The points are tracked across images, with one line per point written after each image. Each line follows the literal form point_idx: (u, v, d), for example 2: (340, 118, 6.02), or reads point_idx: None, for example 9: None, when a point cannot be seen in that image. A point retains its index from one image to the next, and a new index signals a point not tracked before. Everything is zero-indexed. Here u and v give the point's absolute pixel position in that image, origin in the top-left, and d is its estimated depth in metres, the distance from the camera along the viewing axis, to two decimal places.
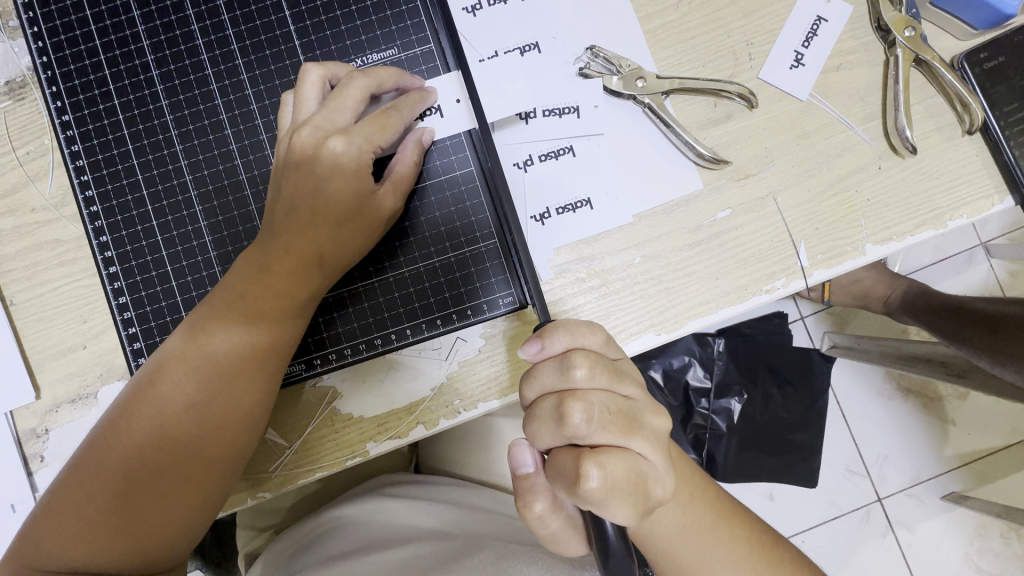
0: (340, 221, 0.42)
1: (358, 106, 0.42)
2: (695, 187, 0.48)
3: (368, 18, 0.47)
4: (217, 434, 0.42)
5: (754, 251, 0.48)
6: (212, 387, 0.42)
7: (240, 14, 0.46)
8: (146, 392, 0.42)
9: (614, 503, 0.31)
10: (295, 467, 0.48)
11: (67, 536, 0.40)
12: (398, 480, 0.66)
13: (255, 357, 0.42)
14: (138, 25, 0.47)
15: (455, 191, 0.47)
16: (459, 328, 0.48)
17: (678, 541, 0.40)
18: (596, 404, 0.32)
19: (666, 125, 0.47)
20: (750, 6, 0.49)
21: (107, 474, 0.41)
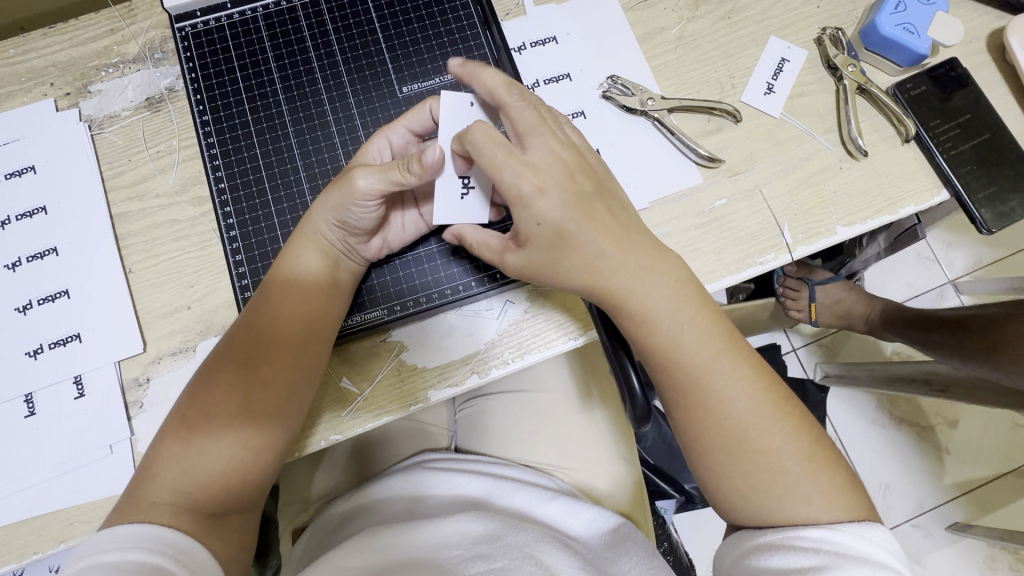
0: (331, 204, 0.49)
1: (417, 123, 0.52)
2: (696, 180, 0.60)
3: (446, 49, 0.57)
4: (268, 398, 0.48)
5: (748, 231, 0.59)
6: (269, 351, 0.49)
7: (344, 34, 0.57)
8: (215, 360, 0.49)
9: (537, 136, 0.47)
10: (366, 410, 0.55)
11: (155, 492, 0.45)
12: (439, 458, 0.71)
13: (303, 319, 0.50)
14: (265, 38, 0.57)
15: None
16: (511, 289, 0.57)
17: (687, 364, 0.47)
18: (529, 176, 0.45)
19: (672, 134, 0.60)
20: (730, 50, 0.64)
21: (186, 435, 0.47)
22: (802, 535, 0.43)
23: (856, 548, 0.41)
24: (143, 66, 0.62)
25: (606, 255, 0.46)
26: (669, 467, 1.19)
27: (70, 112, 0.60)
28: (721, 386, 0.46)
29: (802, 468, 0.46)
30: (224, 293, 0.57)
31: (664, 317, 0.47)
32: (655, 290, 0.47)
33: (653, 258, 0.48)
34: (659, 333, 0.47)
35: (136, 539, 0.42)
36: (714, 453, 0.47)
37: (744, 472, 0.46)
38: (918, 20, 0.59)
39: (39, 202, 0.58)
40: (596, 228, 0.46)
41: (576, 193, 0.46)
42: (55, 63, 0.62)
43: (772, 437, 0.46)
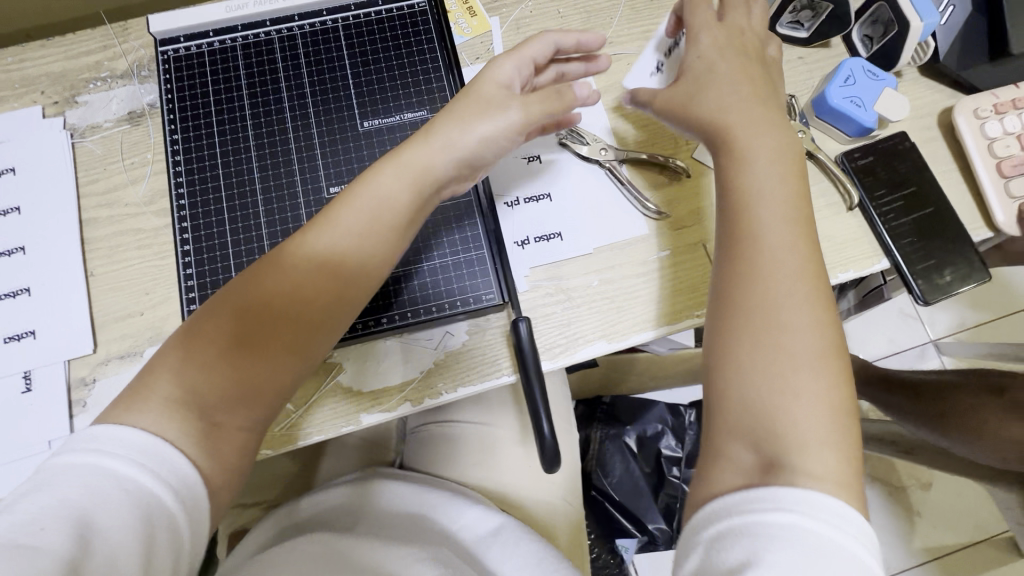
0: (476, 132, 0.50)
1: (540, 51, 0.54)
2: (643, 231, 0.62)
3: (409, 89, 0.60)
4: (316, 316, 0.46)
5: (689, 284, 0.61)
6: (309, 295, 0.45)
7: (315, 68, 0.60)
8: (276, 256, 0.46)
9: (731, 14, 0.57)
10: (296, 428, 0.57)
11: (160, 397, 0.41)
12: (384, 471, 0.73)
13: (367, 257, 0.47)
14: (240, 67, 0.60)
15: (459, 205, 0.60)
16: (449, 320, 0.59)
17: (756, 208, 0.47)
18: (710, 35, 0.55)
19: (622, 184, 0.63)
20: None
21: (226, 333, 0.43)
22: (765, 520, 0.36)
23: (831, 542, 0.35)
24: (129, 82, 0.66)
25: (742, 103, 0.51)
26: (635, 505, 1.17)
27: (56, 120, 0.64)
28: (772, 249, 0.45)
29: (812, 361, 0.42)
30: (176, 303, 0.59)
31: (761, 188, 0.48)
32: (761, 172, 0.48)
33: (766, 121, 0.51)
34: (750, 217, 0.47)
35: (139, 453, 0.39)
36: (742, 299, 0.45)
37: (764, 360, 0.43)
38: (866, 94, 0.62)
39: (16, 201, 0.61)
40: (762, 129, 0.50)
41: (743, 52, 0.54)
42: (49, 73, 0.66)
43: (806, 336, 0.43)
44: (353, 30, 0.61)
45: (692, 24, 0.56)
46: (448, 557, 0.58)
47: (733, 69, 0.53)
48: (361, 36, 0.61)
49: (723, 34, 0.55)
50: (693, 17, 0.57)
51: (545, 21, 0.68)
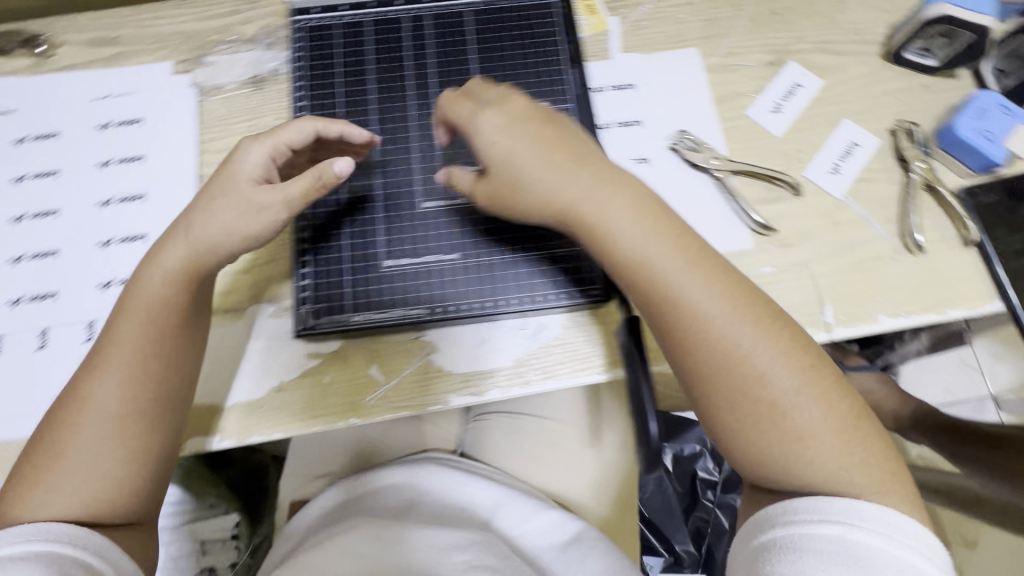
0: (220, 222, 0.50)
1: (300, 139, 0.54)
2: (747, 245, 0.61)
3: (531, 80, 0.60)
4: (122, 408, 0.48)
5: (790, 303, 0.60)
6: (148, 360, 0.49)
7: (441, 51, 0.61)
8: (88, 367, 0.49)
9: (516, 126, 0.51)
10: (387, 400, 0.57)
11: (35, 494, 0.46)
12: (441, 457, 0.73)
13: (134, 344, 0.49)
14: (369, 42, 0.61)
15: (572, 196, 0.59)
16: (549, 311, 0.59)
17: (605, 246, 0.50)
18: (484, 124, 0.51)
19: (730, 196, 0.62)
20: (802, 125, 0.65)
21: (47, 459, 0.47)
22: (821, 535, 0.43)
23: (881, 548, 0.42)
24: (254, 48, 0.68)
25: (602, 180, 0.51)
26: (664, 525, 1.12)
27: (184, 78, 0.66)
28: (695, 291, 0.49)
29: (818, 406, 0.48)
30: (282, 264, 0.60)
31: (633, 241, 0.49)
32: (614, 203, 0.50)
33: (608, 175, 0.51)
34: (683, 285, 0.49)
35: (38, 534, 0.44)
36: (705, 367, 0.49)
37: (757, 414, 0.48)
38: (997, 129, 0.61)
39: (140, 151, 0.64)
40: (620, 186, 0.51)
41: (587, 166, 0.51)
42: (181, 32, 0.68)
43: (763, 349, 0.48)
44: (482, 16, 0.62)
45: (465, 121, 0.53)
46: (504, 552, 0.58)
47: (548, 168, 0.50)
48: (489, 22, 0.62)
49: (502, 114, 0.51)
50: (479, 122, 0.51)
51: (663, 25, 0.68)
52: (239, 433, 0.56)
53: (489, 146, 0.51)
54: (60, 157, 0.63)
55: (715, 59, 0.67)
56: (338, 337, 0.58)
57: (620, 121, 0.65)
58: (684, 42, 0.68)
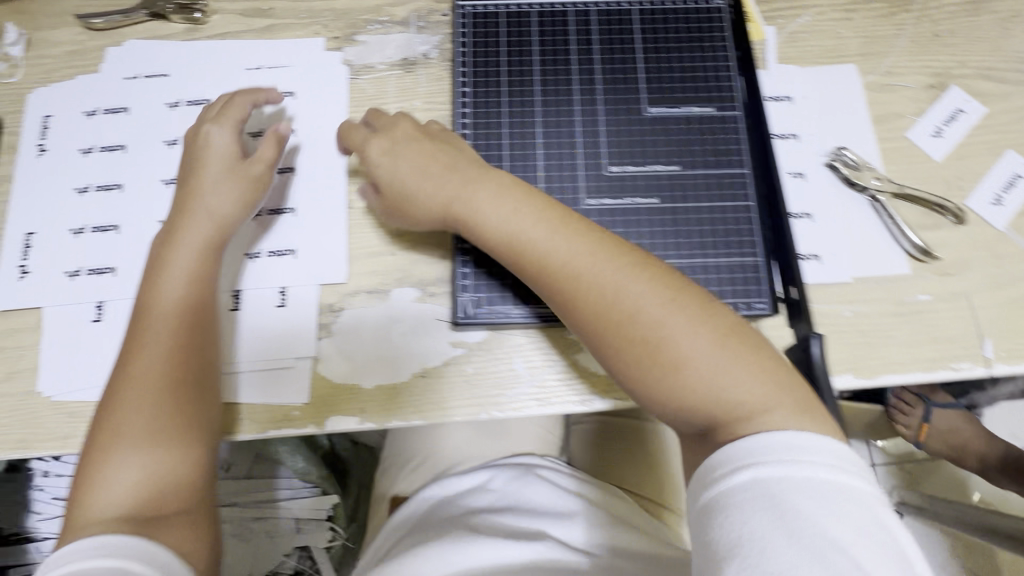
0: (217, 197, 0.55)
1: (243, 111, 0.59)
2: (904, 271, 0.59)
3: (698, 83, 0.59)
4: (171, 374, 0.48)
5: (948, 334, 0.58)
6: (143, 332, 0.49)
7: (607, 46, 0.60)
8: (127, 354, 0.49)
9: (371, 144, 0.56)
10: (531, 397, 0.56)
11: (95, 492, 0.44)
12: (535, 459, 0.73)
13: (173, 314, 0.50)
14: (534, 34, 0.60)
15: (735, 203, 0.56)
16: None
17: (517, 234, 0.49)
18: (381, 148, 0.56)
19: (891, 218, 0.60)
20: (964, 152, 0.63)
21: (109, 446, 0.46)
22: (733, 489, 0.38)
23: (787, 480, 0.37)
24: (405, 30, 0.67)
25: (522, 204, 0.50)
26: None
27: (335, 55, 0.66)
28: (540, 237, 0.48)
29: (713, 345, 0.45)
30: (428, 250, 0.60)
31: (488, 209, 0.50)
32: (485, 204, 0.50)
33: (485, 176, 0.52)
34: (603, 284, 0.46)
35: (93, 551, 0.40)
36: (583, 318, 0.47)
37: (647, 364, 0.45)
38: None
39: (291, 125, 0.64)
40: (489, 184, 0.51)
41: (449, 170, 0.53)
42: (332, 8, 0.68)
43: (693, 340, 0.44)
44: (649, 15, 0.61)
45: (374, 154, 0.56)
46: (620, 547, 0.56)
47: (382, 152, 0.56)
48: (656, 22, 0.61)
49: (393, 141, 0.56)
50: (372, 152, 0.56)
51: (821, 39, 0.67)
52: (378, 416, 0.55)
53: (408, 187, 0.54)
54: None
55: (874, 77, 0.65)
56: (484, 329, 0.58)
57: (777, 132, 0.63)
58: (843, 58, 0.66)
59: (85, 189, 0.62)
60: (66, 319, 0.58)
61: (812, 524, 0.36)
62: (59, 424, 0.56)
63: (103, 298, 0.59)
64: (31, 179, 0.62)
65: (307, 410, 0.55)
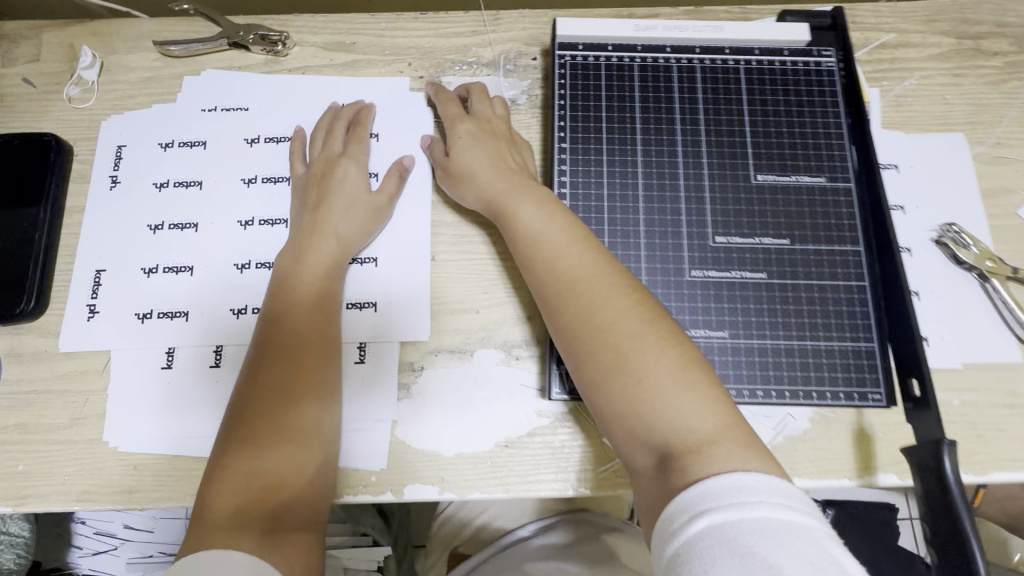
0: (337, 217, 0.56)
1: (345, 130, 0.61)
2: (1017, 359, 0.56)
3: (808, 151, 0.56)
4: (300, 393, 0.50)
5: None
6: (271, 341, 0.52)
7: (712, 107, 0.57)
8: (257, 366, 0.51)
9: (458, 124, 0.59)
10: (622, 476, 0.53)
11: (223, 497, 0.45)
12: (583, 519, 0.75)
13: (304, 333, 0.52)
14: (636, 89, 0.58)
15: (848, 283, 0.53)
16: (814, 407, 0.51)
17: (540, 252, 0.50)
18: (462, 128, 0.58)
19: (1003, 301, 0.57)
20: None
21: (237, 454, 0.47)
22: (692, 538, 0.34)
23: (745, 519, 0.34)
24: (493, 73, 0.65)
25: (547, 218, 0.51)
26: None
27: (420, 96, 0.64)
28: (553, 254, 0.50)
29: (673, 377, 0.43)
30: (513, 309, 0.57)
31: (526, 220, 0.52)
32: (529, 214, 0.52)
33: (534, 191, 0.54)
34: (597, 299, 0.47)
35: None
36: (573, 335, 0.47)
37: (616, 376, 0.44)
38: None
39: (373, 169, 0.61)
40: (533, 195, 0.53)
41: (506, 167, 0.56)
42: (417, 47, 0.66)
43: (660, 363, 0.43)
44: (755, 75, 0.58)
45: (451, 127, 0.59)
46: None
47: (455, 142, 0.58)
48: (763, 82, 0.58)
49: (474, 125, 0.59)
50: (455, 129, 0.59)
51: (927, 104, 0.64)
52: (459, 487, 0.53)
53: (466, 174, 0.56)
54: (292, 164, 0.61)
55: (984, 148, 0.62)
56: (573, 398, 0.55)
57: None
58: (950, 126, 0.63)
59: (158, 226, 0.59)
60: (136, 363, 0.56)
61: (766, 565, 0.31)
62: (123, 477, 0.53)
63: (174, 343, 0.56)
64: (103, 213, 0.60)
65: (385, 476, 0.53)
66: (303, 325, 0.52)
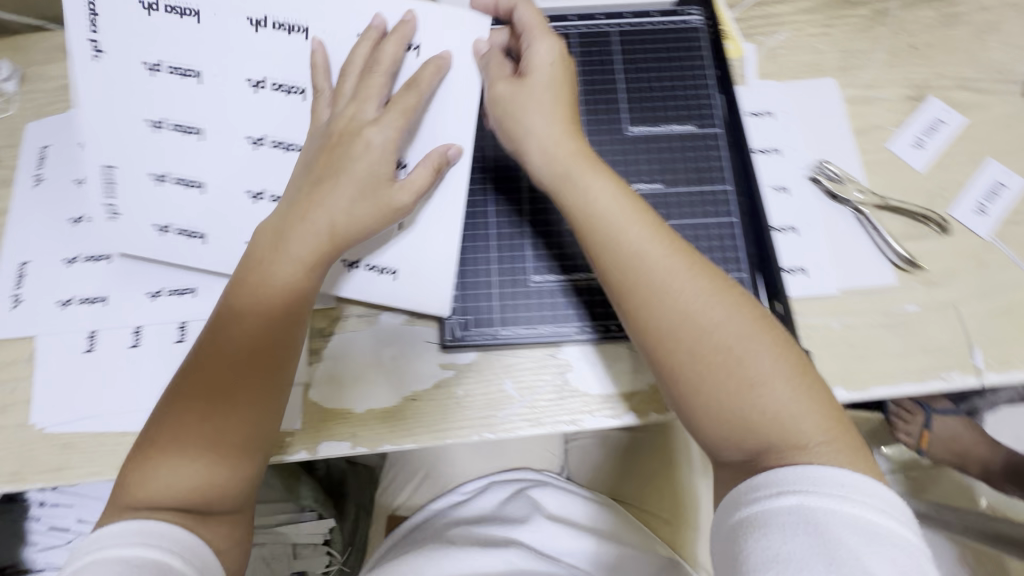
0: (333, 197, 0.51)
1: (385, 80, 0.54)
2: (891, 282, 0.59)
3: (679, 103, 0.60)
4: (255, 385, 0.48)
5: (938, 344, 0.58)
6: (224, 343, 0.49)
7: (587, 68, 0.61)
8: (211, 344, 0.49)
9: (535, 42, 0.54)
10: (523, 418, 0.57)
11: (154, 479, 0.45)
12: (513, 478, 0.77)
13: (265, 319, 0.50)
14: None
15: (720, 222, 0.56)
16: None
17: (608, 249, 0.48)
18: (542, 48, 0.54)
19: (875, 229, 0.60)
20: (946, 161, 0.64)
21: (172, 435, 0.46)
22: (781, 509, 0.38)
23: (839, 513, 0.37)
24: None
25: (615, 199, 0.49)
26: None
27: None
28: (637, 241, 0.48)
29: (781, 374, 0.44)
30: None
31: (594, 197, 0.49)
32: (597, 190, 0.49)
33: (591, 168, 0.51)
34: (654, 285, 0.46)
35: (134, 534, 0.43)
36: (641, 319, 0.47)
37: (726, 376, 0.44)
38: None
39: None
40: (595, 171, 0.51)
41: (566, 120, 0.53)
42: None
43: (759, 358, 0.44)
44: (628, 38, 0.62)
45: (531, 55, 0.54)
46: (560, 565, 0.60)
47: (539, 61, 0.53)
48: (634, 43, 0.62)
49: (556, 46, 0.54)
50: (537, 47, 0.54)
51: (800, 54, 0.68)
52: (370, 440, 0.56)
53: (519, 131, 0.53)
54: None
55: (854, 90, 0.66)
56: (474, 350, 0.58)
57: (759, 145, 0.64)
58: (822, 73, 0.67)
59: (78, 219, 0.63)
60: (60, 349, 0.59)
61: (855, 555, 0.36)
62: (51, 457, 0.56)
63: (96, 328, 0.59)
64: (25, 214, 0.63)
65: (299, 437, 0.55)
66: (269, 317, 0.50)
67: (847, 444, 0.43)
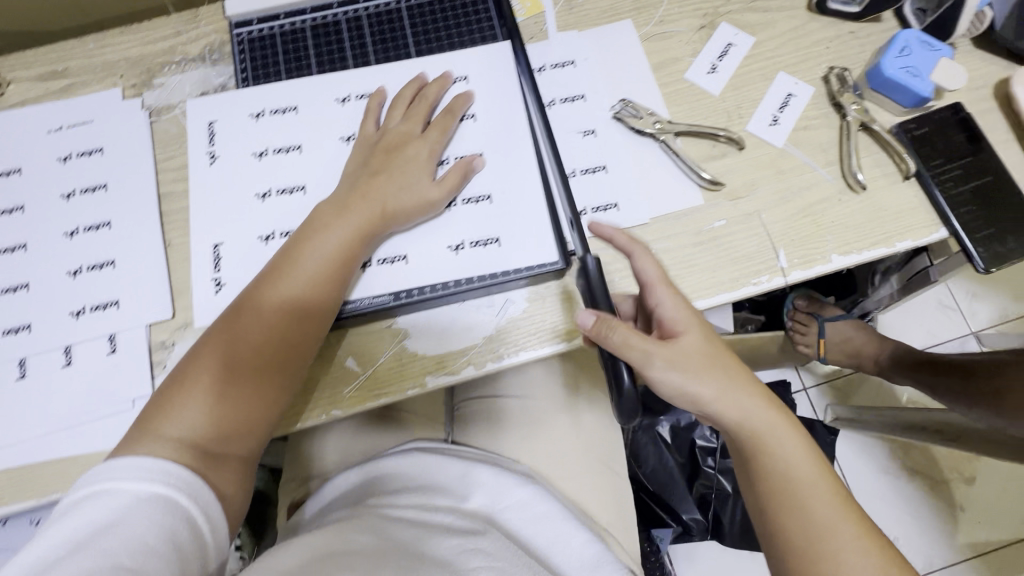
0: (397, 178, 0.59)
1: (412, 102, 0.64)
2: (697, 202, 0.63)
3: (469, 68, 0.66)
4: (291, 344, 0.54)
5: (744, 252, 0.62)
6: (275, 304, 0.54)
7: (380, 49, 0.68)
8: (251, 302, 0.54)
9: (661, 291, 0.54)
10: (364, 390, 0.59)
11: (183, 412, 0.50)
12: (430, 445, 0.72)
13: (313, 289, 0.55)
14: (309, 48, 0.68)
15: (517, 173, 0.62)
16: (510, 288, 0.61)
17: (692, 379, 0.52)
18: (666, 300, 0.54)
19: (676, 155, 0.64)
20: (739, 82, 0.67)
21: (208, 373, 0.52)
22: None
23: None
24: (201, 65, 0.69)
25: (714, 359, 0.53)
26: (669, 495, 1.15)
27: (135, 101, 0.68)
28: (730, 396, 0.53)
29: (829, 516, 0.51)
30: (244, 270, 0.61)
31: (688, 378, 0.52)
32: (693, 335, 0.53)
33: (702, 363, 0.52)
34: (772, 447, 0.53)
35: (152, 474, 0.46)
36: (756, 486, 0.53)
37: (776, 509, 0.52)
38: (922, 65, 0.63)
39: (101, 181, 0.65)
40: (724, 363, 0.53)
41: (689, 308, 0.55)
42: (128, 57, 0.70)
43: (828, 511, 0.51)
44: (417, 11, 0.69)
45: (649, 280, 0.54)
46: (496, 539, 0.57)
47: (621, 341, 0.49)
48: (423, 16, 0.69)
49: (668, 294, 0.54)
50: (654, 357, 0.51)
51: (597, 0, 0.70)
52: None
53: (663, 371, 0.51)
54: (23, 193, 0.65)
55: (649, 28, 0.69)
56: None
57: (565, 93, 0.67)
58: (618, 16, 0.70)
59: None
60: None
61: None
62: None
63: None
64: None
65: None
66: (317, 297, 0.55)
67: (880, 550, 0.49)
